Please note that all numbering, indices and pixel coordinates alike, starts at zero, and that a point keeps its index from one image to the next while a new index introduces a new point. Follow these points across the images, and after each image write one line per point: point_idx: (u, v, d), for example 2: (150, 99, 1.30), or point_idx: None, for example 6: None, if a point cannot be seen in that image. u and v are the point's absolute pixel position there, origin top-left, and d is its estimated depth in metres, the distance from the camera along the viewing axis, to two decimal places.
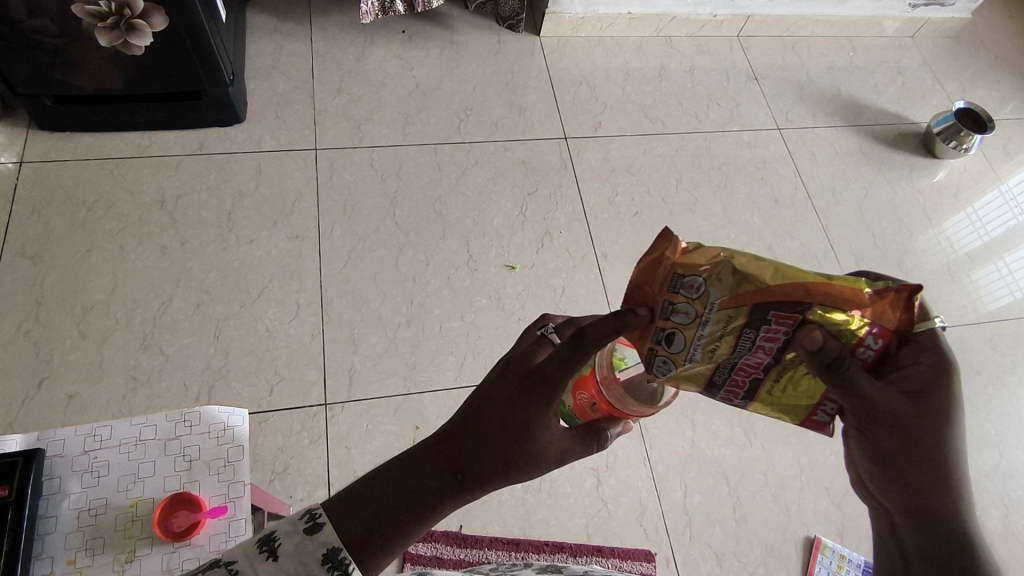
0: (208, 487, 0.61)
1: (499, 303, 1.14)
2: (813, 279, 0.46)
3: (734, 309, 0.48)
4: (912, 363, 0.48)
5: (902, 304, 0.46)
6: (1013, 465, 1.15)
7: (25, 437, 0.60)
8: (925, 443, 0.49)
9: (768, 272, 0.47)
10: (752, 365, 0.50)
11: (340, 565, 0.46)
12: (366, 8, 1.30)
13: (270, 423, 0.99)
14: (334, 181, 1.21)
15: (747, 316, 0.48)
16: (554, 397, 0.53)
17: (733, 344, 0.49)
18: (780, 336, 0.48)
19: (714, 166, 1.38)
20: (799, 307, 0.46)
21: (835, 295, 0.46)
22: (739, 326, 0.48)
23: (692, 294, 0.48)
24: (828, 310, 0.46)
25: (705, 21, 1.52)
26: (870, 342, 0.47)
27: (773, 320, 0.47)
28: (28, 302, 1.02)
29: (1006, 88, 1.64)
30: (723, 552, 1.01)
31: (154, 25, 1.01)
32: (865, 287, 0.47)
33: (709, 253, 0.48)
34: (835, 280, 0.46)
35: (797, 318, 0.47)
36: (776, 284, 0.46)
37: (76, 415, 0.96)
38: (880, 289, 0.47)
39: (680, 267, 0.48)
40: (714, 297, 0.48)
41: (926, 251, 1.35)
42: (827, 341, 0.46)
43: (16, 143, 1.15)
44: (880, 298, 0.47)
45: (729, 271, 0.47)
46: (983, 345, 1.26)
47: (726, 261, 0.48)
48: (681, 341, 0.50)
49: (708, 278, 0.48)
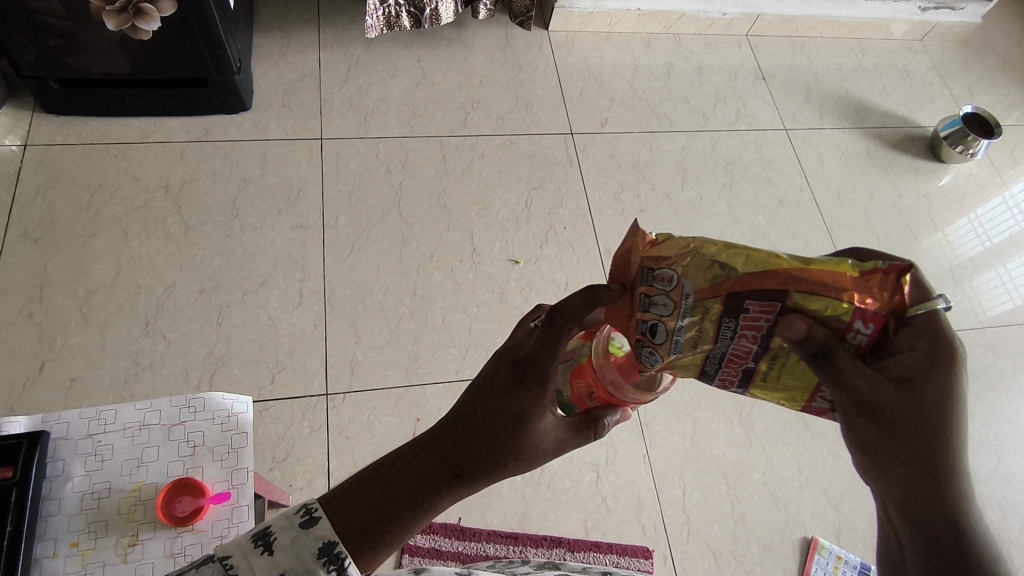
0: (211, 472, 0.61)
1: (502, 297, 1.15)
2: (788, 265, 0.46)
3: (709, 299, 0.48)
4: (908, 349, 0.46)
5: (888, 284, 0.46)
6: (1011, 470, 1.15)
7: (29, 419, 0.60)
8: (923, 434, 0.45)
9: (739, 260, 0.46)
10: (740, 355, 0.50)
11: (336, 560, 0.45)
12: (370, 22, 1.25)
13: (271, 412, 0.99)
14: (340, 172, 1.21)
15: (723, 306, 0.48)
16: (546, 382, 0.54)
17: (714, 332, 0.49)
18: (762, 323, 0.48)
19: (719, 165, 1.38)
20: (776, 295, 0.46)
21: (814, 279, 0.46)
22: (717, 315, 0.48)
23: (666, 286, 0.49)
24: (806, 295, 0.46)
25: (713, 19, 1.52)
26: (860, 327, 0.46)
27: (751, 308, 0.47)
28: (31, 284, 1.02)
29: (1013, 94, 1.64)
30: (719, 551, 1.02)
31: (163, 9, 1.00)
32: (849, 270, 0.46)
33: (676, 244, 0.48)
34: (813, 265, 0.46)
35: (778, 306, 0.47)
36: (747, 272, 0.46)
37: (77, 399, 0.96)
38: (868, 271, 0.46)
39: (649, 259, 0.49)
40: (687, 288, 0.48)
41: (929, 255, 1.35)
42: (811, 329, 0.45)
43: (21, 126, 1.15)
44: (866, 281, 0.46)
45: (699, 260, 0.47)
46: (984, 350, 1.26)
47: (694, 250, 0.47)
48: (664, 332, 0.50)
49: (679, 270, 0.48)
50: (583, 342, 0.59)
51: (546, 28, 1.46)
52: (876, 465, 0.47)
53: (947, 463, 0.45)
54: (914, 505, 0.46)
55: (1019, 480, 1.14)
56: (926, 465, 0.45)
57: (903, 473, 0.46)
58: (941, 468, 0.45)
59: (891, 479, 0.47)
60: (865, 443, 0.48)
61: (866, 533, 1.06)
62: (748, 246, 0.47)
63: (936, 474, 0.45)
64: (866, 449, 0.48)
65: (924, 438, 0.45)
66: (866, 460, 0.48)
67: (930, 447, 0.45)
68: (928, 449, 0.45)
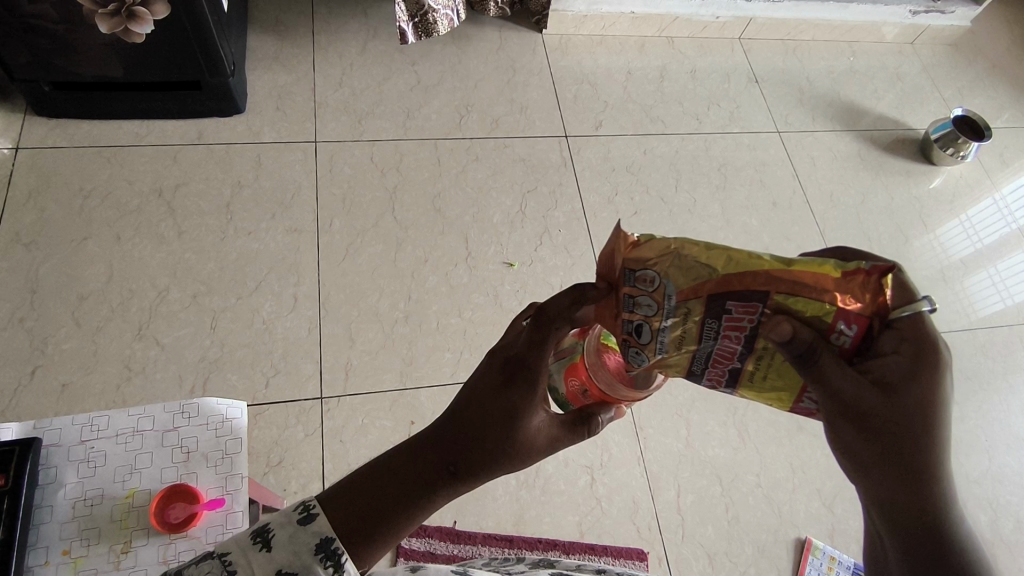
0: (205, 478, 0.61)
1: (497, 300, 1.15)
2: (768, 266, 0.46)
3: (691, 300, 0.48)
4: (892, 352, 0.45)
5: (871, 285, 0.46)
6: (1002, 471, 1.16)
7: (21, 425, 0.60)
8: (905, 437, 0.45)
9: (720, 262, 0.47)
10: (724, 356, 0.50)
11: (333, 556, 0.45)
12: (403, 28, 1.28)
13: (266, 416, 0.99)
14: (334, 174, 1.20)
15: (705, 306, 0.48)
16: (538, 379, 0.55)
17: (698, 332, 0.50)
18: (745, 324, 0.48)
19: (713, 167, 1.38)
20: (757, 297, 0.47)
21: (794, 280, 0.46)
22: (700, 315, 0.49)
23: (648, 287, 0.50)
24: (787, 296, 0.46)
25: (707, 22, 1.52)
26: (844, 328, 0.46)
27: (733, 309, 0.48)
28: (23, 289, 1.02)
29: (1003, 96, 1.66)
30: (714, 552, 1.02)
31: (155, 13, 0.99)
32: (831, 271, 0.46)
33: (657, 245, 0.49)
34: (794, 266, 0.46)
35: (757, 307, 0.47)
36: (727, 273, 0.47)
37: (69, 404, 0.95)
38: (851, 271, 0.46)
39: (630, 261, 0.50)
40: (669, 290, 0.49)
41: (921, 257, 1.36)
42: (797, 331, 0.45)
43: (13, 128, 1.14)
44: (848, 281, 0.46)
45: (681, 261, 0.48)
46: (976, 351, 1.26)
47: (674, 251, 0.48)
48: (649, 332, 0.51)
49: (660, 271, 0.49)
50: (577, 339, 0.60)
51: (541, 28, 1.46)
52: (856, 467, 0.47)
53: (929, 464, 0.45)
54: (894, 507, 0.45)
55: (1011, 480, 1.15)
56: (908, 467, 0.45)
57: (886, 477, 0.45)
58: (924, 471, 0.45)
59: (870, 482, 0.46)
60: (848, 446, 0.47)
61: (859, 533, 1.07)
62: (728, 246, 0.48)
63: (917, 477, 0.45)
64: (847, 452, 0.47)
65: (906, 441, 0.45)
66: (848, 462, 0.47)
67: (913, 450, 0.45)
68: (910, 452, 0.45)
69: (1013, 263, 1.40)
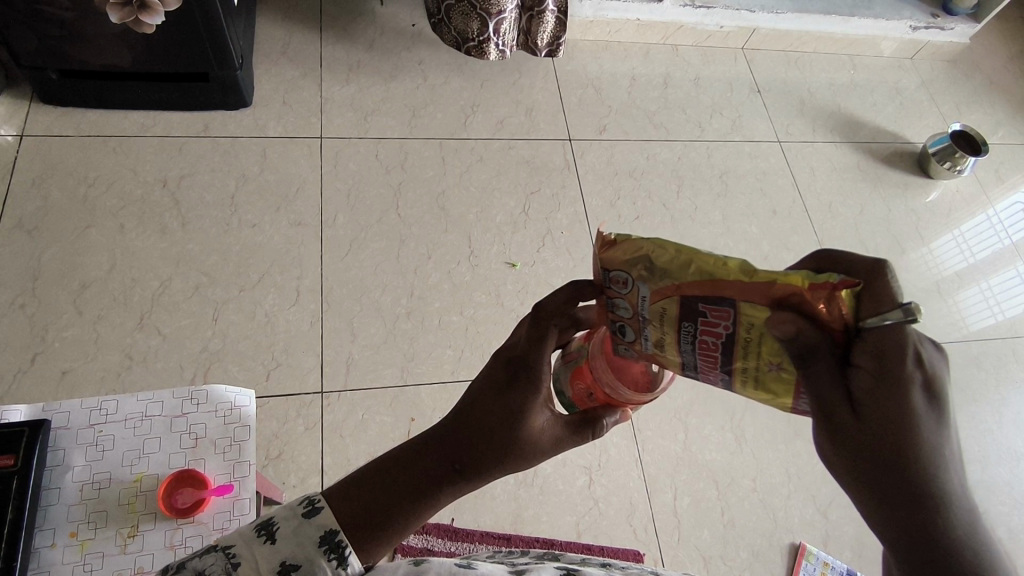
0: (213, 465, 0.61)
1: (499, 299, 1.15)
2: (729, 275, 0.43)
3: (664, 303, 0.47)
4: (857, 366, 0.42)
5: (833, 302, 0.42)
6: (994, 481, 1.17)
7: (30, 407, 0.60)
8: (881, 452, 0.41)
9: (686, 266, 0.45)
10: (708, 368, 0.48)
11: (336, 548, 0.45)
12: None
13: (267, 408, 0.99)
14: (339, 170, 1.21)
15: (679, 308, 0.46)
16: (541, 381, 0.55)
17: (676, 340, 0.48)
18: (720, 330, 0.46)
19: (714, 174, 1.40)
20: (723, 301, 0.44)
21: (758, 292, 0.43)
22: (675, 319, 0.47)
23: (623, 289, 0.49)
24: (752, 306, 0.43)
25: (710, 31, 1.54)
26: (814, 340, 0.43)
27: (707, 315, 0.45)
28: (24, 276, 1.01)
29: (999, 112, 1.68)
30: (709, 555, 1.03)
31: (166, 4, 0.99)
32: (800, 282, 0.42)
33: (630, 247, 0.47)
34: (759, 275, 0.43)
35: (727, 313, 0.45)
36: (694, 278, 0.45)
37: (67, 391, 0.95)
38: (818, 285, 0.42)
39: (605, 262, 0.49)
40: (643, 292, 0.48)
41: (914, 270, 1.38)
42: (796, 329, 0.41)
43: (17, 115, 1.13)
44: (812, 294, 0.42)
45: (653, 264, 0.46)
46: (968, 363, 1.28)
47: (646, 254, 0.46)
48: (632, 331, 0.52)
49: (632, 275, 0.47)
50: (583, 343, 0.61)
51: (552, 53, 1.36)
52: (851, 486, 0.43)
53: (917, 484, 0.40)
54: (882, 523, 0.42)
55: (1001, 491, 1.17)
56: (891, 490, 0.41)
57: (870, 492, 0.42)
58: (915, 498, 0.40)
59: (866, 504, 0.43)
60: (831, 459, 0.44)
61: (853, 539, 1.08)
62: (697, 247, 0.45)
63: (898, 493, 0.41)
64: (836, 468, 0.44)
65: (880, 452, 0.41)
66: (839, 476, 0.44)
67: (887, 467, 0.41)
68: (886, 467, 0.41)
69: (1006, 277, 1.42)
